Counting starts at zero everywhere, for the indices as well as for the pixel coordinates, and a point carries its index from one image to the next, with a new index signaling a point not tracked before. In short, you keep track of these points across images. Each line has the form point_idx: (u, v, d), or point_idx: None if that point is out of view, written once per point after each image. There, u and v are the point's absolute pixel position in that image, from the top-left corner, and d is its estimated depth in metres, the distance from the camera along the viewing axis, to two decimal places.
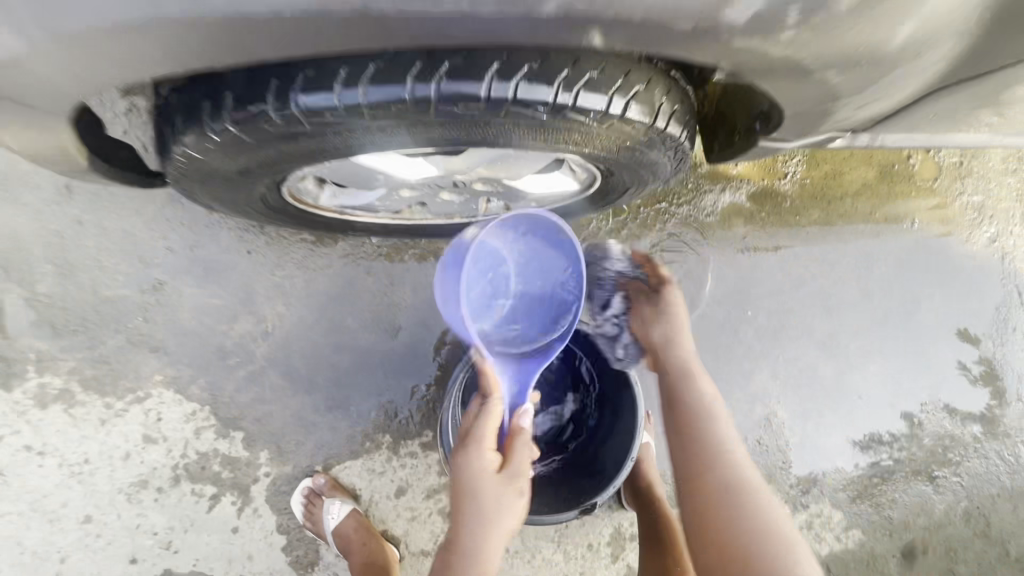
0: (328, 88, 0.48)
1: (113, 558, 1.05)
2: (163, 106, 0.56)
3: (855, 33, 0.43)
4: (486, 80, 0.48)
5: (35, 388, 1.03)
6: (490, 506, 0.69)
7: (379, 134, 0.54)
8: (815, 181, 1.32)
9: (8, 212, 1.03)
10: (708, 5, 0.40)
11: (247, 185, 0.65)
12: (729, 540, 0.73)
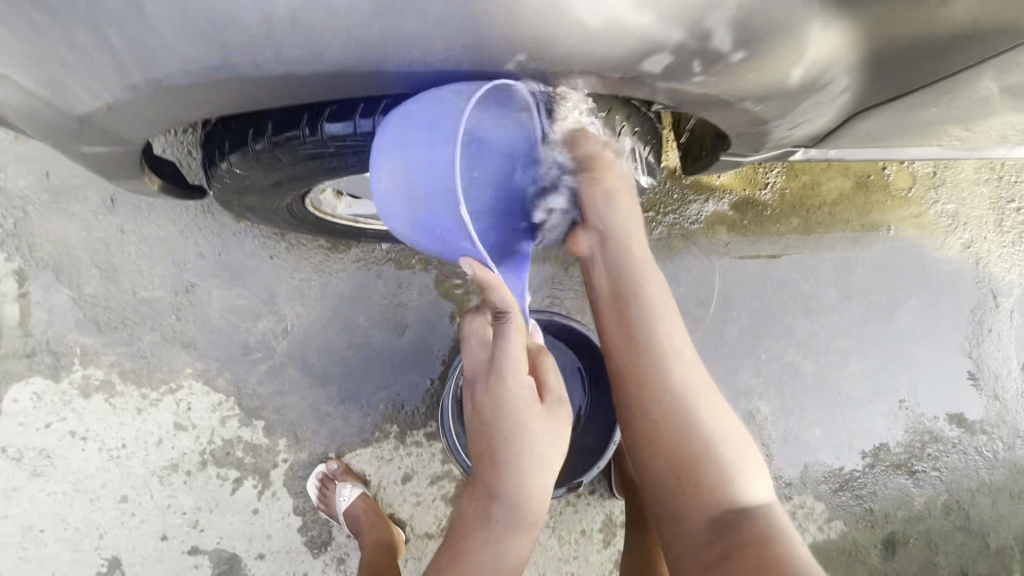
0: (349, 118, 0.59)
1: (145, 535, 1.15)
2: (212, 132, 0.67)
3: (755, 75, 0.53)
4: None
5: (80, 379, 1.15)
6: (537, 444, 0.69)
7: None
8: (794, 191, 1.42)
9: (61, 221, 1.16)
10: (628, 61, 0.50)
11: (280, 194, 0.77)
12: (672, 449, 0.65)
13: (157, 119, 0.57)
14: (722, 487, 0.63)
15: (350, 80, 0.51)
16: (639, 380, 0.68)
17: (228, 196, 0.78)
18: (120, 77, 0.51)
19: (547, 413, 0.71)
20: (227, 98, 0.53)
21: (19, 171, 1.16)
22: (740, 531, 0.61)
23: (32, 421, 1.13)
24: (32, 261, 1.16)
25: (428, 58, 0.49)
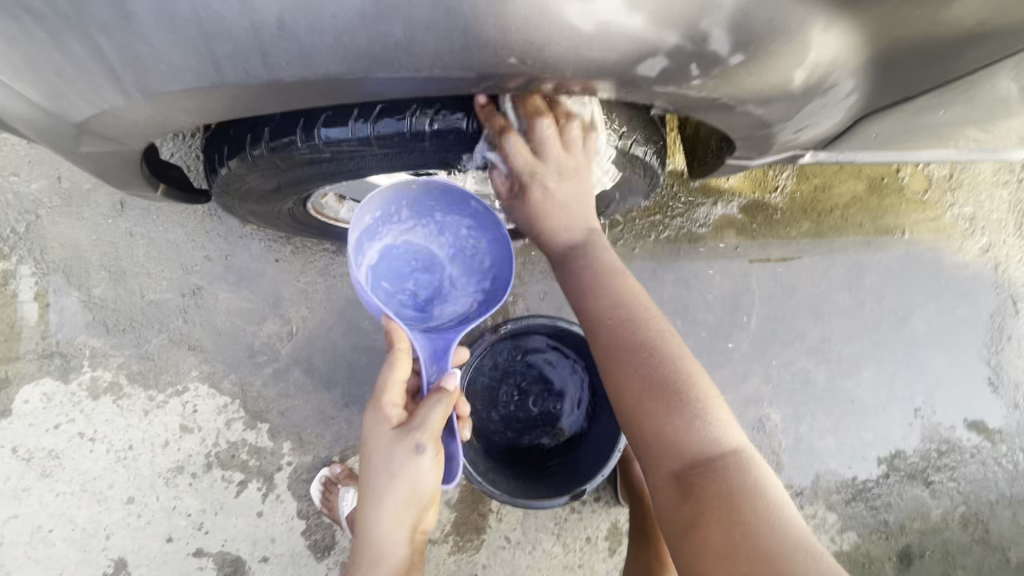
0: (344, 124, 0.59)
1: (151, 537, 1.16)
2: (212, 137, 0.67)
3: (754, 77, 0.52)
4: (470, 115, 0.60)
5: (89, 380, 1.17)
6: (382, 460, 0.75)
7: (383, 159, 0.65)
8: (805, 194, 1.40)
9: (73, 225, 1.18)
10: (623, 66, 0.49)
11: (278, 200, 0.77)
12: (641, 409, 0.67)
13: (156, 126, 0.57)
14: (692, 445, 0.64)
15: (344, 87, 0.51)
16: (604, 341, 0.71)
17: (230, 201, 0.78)
18: (112, 86, 0.51)
19: (393, 438, 0.74)
20: (223, 105, 0.53)
21: (32, 175, 1.18)
22: (709, 490, 0.62)
23: (42, 422, 1.15)
24: (43, 264, 1.17)
25: (420, 64, 0.48)
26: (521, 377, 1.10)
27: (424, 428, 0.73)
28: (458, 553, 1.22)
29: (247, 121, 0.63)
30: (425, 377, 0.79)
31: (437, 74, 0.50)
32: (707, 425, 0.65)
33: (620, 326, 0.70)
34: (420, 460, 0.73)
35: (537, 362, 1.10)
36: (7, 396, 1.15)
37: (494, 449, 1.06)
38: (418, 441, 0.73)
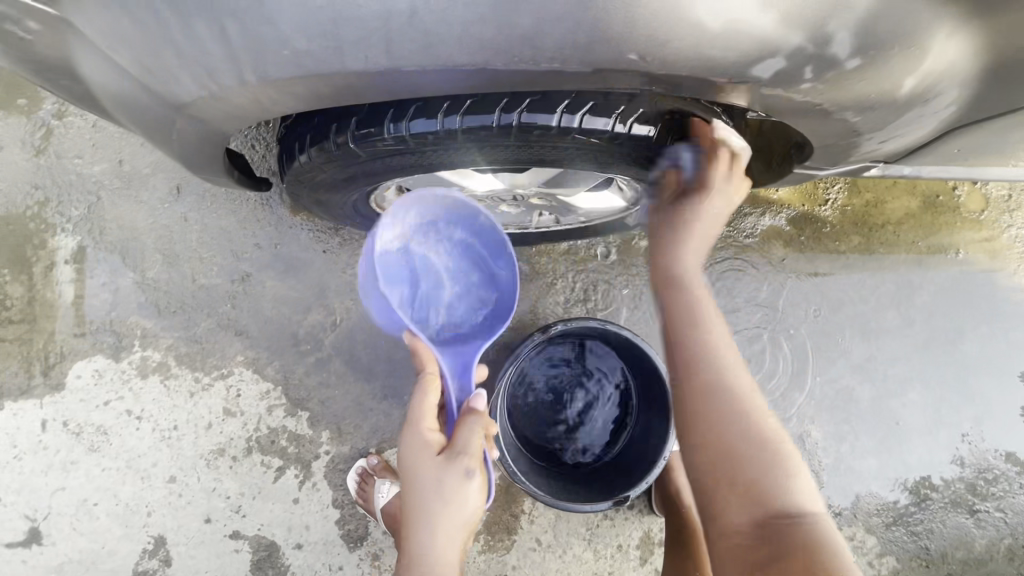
0: (432, 116, 0.60)
1: (189, 517, 1.18)
2: (293, 125, 0.69)
3: (863, 83, 0.54)
4: (557, 112, 0.60)
5: (139, 360, 1.19)
6: (429, 486, 0.72)
7: (464, 151, 0.66)
8: (856, 209, 1.37)
9: (132, 208, 1.22)
10: (737, 66, 0.50)
11: (348, 190, 0.78)
12: (725, 452, 0.67)
13: (257, 113, 0.58)
14: (775, 493, 0.65)
15: (458, 79, 0.52)
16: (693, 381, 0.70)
17: (300, 189, 0.79)
18: (222, 69, 0.52)
19: (441, 460, 0.73)
20: (329, 93, 0.54)
21: (95, 158, 1.22)
22: (790, 539, 0.62)
23: (93, 398, 1.18)
24: (101, 244, 1.21)
25: (541, 57, 0.49)
26: (557, 378, 1.09)
27: (470, 445, 0.73)
28: (489, 552, 1.22)
29: (333, 111, 0.64)
30: (453, 398, 0.81)
31: (555, 68, 0.51)
32: (788, 475, 0.66)
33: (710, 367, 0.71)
34: (471, 482, 0.72)
35: (570, 363, 1.09)
36: (61, 371, 1.18)
37: (538, 450, 1.07)
38: (470, 458, 0.73)
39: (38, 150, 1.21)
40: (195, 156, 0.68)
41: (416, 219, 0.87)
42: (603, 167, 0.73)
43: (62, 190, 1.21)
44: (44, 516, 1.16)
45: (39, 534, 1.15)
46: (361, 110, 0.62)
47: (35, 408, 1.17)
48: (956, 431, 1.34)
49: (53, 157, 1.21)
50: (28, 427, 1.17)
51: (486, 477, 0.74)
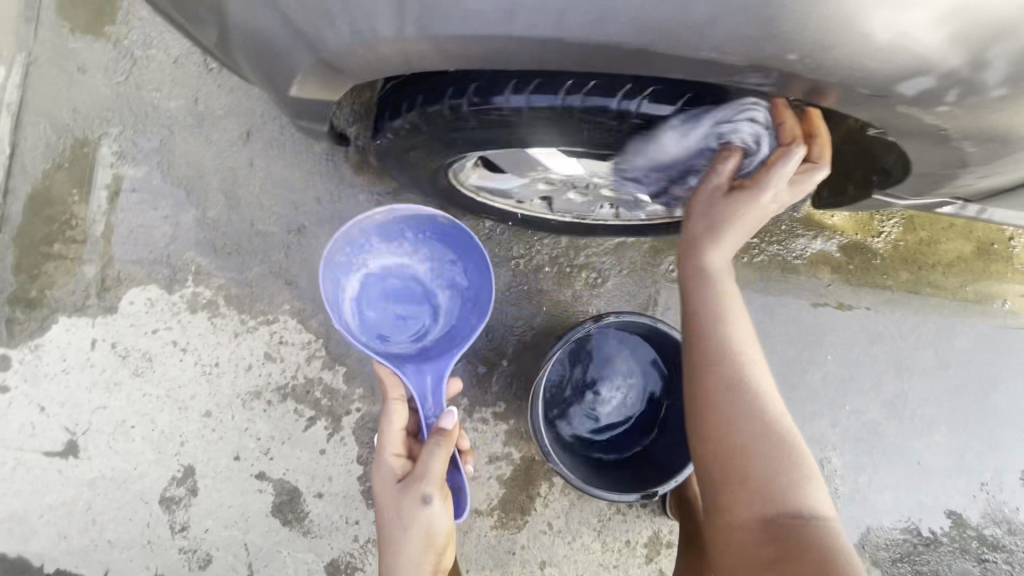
0: (555, 92, 0.62)
1: (220, 452, 1.21)
2: (388, 94, 0.73)
3: (995, 114, 0.58)
4: (677, 104, 0.63)
5: (190, 295, 1.23)
6: (393, 512, 0.85)
7: (571, 128, 0.67)
8: (909, 245, 1.36)
9: (202, 146, 1.24)
10: (889, 79, 0.55)
11: (441, 155, 0.80)
12: (743, 445, 0.69)
13: (400, 67, 0.61)
14: (788, 489, 0.68)
15: (628, 57, 0.55)
16: (716, 378, 0.71)
17: (393, 147, 0.80)
18: (380, 20, 0.55)
19: (401, 490, 0.86)
20: (484, 56, 0.57)
21: (172, 93, 1.24)
22: (796, 535, 0.65)
23: (142, 324, 1.22)
24: (168, 178, 1.24)
25: (705, 46, 0.53)
26: (595, 373, 1.09)
27: (429, 472, 0.85)
28: (501, 528, 1.25)
29: (452, 76, 0.66)
30: (424, 413, 0.92)
31: (713, 57, 0.54)
32: (806, 475, 0.69)
33: (741, 375, 0.71)
34: (428, 507, 0.84)
35: (610, 361, 1.09)
36: (116, 295, 1.22)
37: (575, 441, 1.08)
38: (422, 488, 0.84)
39: (119, 78, 1.24)
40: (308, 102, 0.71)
41: (374, 240, 1.01)
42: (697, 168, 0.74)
43: (137, 120, 1.24)
44: (83, 431, 1.20)
45: (76, 448, 1.20)
46: (483, 77, 0.64)
47: (87, 326, 1.21)
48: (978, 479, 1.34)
49: (133, 87, 1.24)
50: (78, 343, 1.21)
51: (444, 501, 0.85)
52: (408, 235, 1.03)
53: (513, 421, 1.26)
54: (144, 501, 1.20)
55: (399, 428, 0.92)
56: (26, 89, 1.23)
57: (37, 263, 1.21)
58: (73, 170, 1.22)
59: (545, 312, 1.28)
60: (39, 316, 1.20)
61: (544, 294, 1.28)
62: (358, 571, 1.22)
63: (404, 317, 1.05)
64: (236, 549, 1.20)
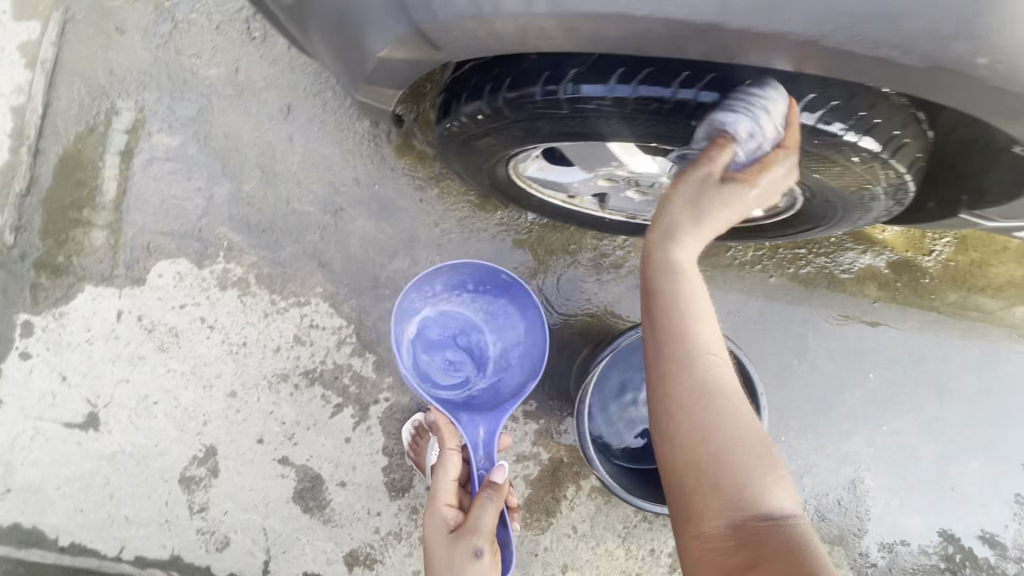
0: (667, 85, 0.60)
1: (244, 434, 1.18)
2: (473, 77, 0.70)
3: None
4: (798, 106, 0.60)
5: (221, 271, 1.19)
6: (443, 563, 0.85)
7: (674, 126, 0.65)
8: (959, 266, 1.32)
9: (240, 118, 1.20)
10: None
11: (514, 145, 0.76)
12: (712, 447, 0.59)
13: (513, 44, 0.58)
14: (759, 492, 0.58)
15: (796, 54, 0.54)
16: (684, 389, 0.60)
17: (457, 134, 0.77)
18: None
19: (452, 540, 0.86)
20: (616, 35, 0.54)
21: (213, 61, 1.20)
22: (769, 541, 0.56)
23: (171, 298, 1.18)
24: (203, 149, 1.20)
25: (884, 43, 0.51)
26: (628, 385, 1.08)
27: (480, 525, 0.86)
28: (525, 529, 1.22)
29: (555, 58, 0.63)
30: (476, 465, 0.98)
31: (886, 57, 0.52)
32: (778, 473, 0.60)
33: (707, 376, 0.61)
34: (478, 562, 0.83)
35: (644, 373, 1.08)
36: (144, 267, 1.18)
37: (611, 451, 1.06)
38: (474, 541, 0.85)
39: (159, 43, 1.19)
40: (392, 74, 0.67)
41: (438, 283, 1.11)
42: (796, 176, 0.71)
43: (176, 87, 1.19)
44: (104, 404, 1.17)
45: (96, 420, 1.17)
46: (589, 62, 0.61)
47: (113, 297, 1.17)
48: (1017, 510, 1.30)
49: (172, 52, 1.20)
50: (103, 314, 1.17)
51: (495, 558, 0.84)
52: (467, 285, 1.14)
53: (543, 420, 1.23)
54: (164, 478, 1.17)
55: (453, 479, 0.95)
56: (62, 47, 1.18)
57: (64, 229, 1.17)
58: (107, 135, 1.18)
59: (583, 311, 1.24)
60: (65, 283, 1.17)
61: (582, 293, 1.25)
62: (377, 563, 1.19)
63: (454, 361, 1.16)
64: (255, 533, 1.18)
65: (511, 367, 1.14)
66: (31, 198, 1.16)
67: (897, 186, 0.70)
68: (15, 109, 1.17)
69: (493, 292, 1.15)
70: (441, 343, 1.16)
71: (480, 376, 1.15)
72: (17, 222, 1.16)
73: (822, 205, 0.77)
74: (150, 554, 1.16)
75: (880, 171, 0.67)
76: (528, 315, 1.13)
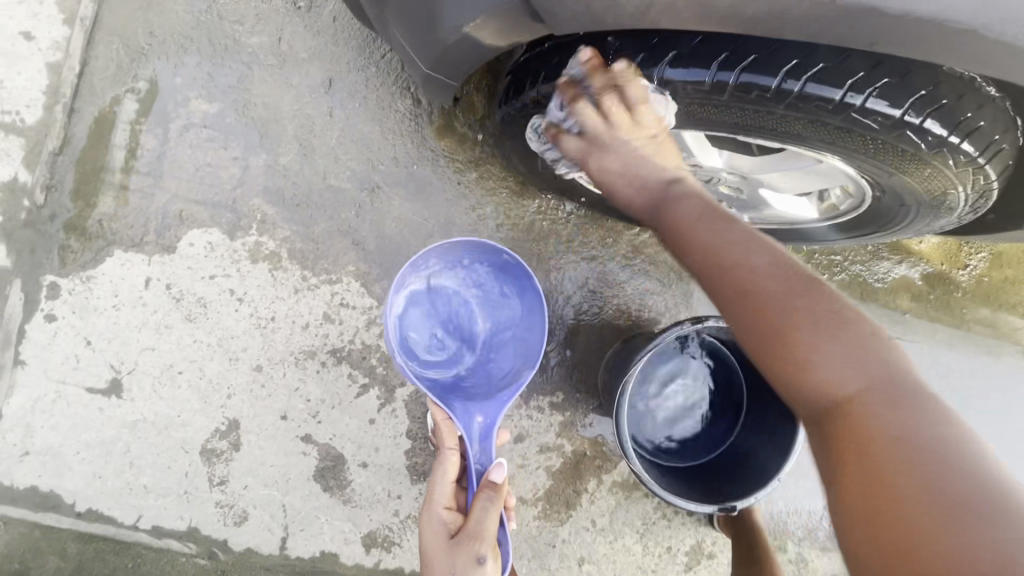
0: (772, 73, 0.60)
1: (268, 409, 1.17)
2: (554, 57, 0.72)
3: None
4: (904, 106, 0.61)
5: (253, 244, 1.17)
6: (443, 568, 0.83)
7: (769, 118, 0.65)
8: (993, 282, 1.31)
9: (280, 88, 1.18)
10: None
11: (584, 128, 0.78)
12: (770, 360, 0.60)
13: (630, 20, 0.57)
14: (833, 381, 0.56)
15: (926, 38, 0.52)
16: (734, 304, 0.62)
17: (527, 115, 0.79)
18: None
19: (453, 547, 0.84)
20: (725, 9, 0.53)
21: (256, 29, 1.18)
22: (855, 433, 0.54)
23: (200, 268, 1.16)
24: (241, 118, 1.17)
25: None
26: (659, 380, 1.08)
27: (482, 530, 0.84)
28: (544, 520, 1.21)
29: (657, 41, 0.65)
30: (473, 459, 0.94)
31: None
32: (858, 356, 0.56)
33: (753, 289, 0.61)
34: (482, 568, 0.82)
35: (675, 369, 1.08)
36: (176, 235, 1.16)
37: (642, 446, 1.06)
38: (474, 547, 0.83)
39: (203, 7, 1.17)
40: (473, 42, 0.65)
41: (436, 259, 1.04)
42: (881, 179, 0.71)
43: (216, 54, 1.17)
44: (128, 370, 1.16)
45: (119, 387, 1.15)
46: (693, 43, 0.63)
47: (142, 263, 1.16)
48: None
49: (215, 17, 1.17)
50: (132, 280, 1.16)
51: (497, 563, 0.83)
52: (463, 256, 1.06)
53: (569, 413, 1.22)
54: (185, 449, 1.16)
55: (450, 480, 0.91)
56: (102, 6, 1.16)
57: (95, 192, 1.15)
58: (144, 98, 1.16)
59: (614, 305, 1.23)
60: (95, 247, 1.15)
61: (615, 287, 1.23)
62: (395, 545, 1.19)
63: (444, 337, 1.10)
64: (273, 509, 1.17)
65: (503, 347, 1.09)
66: (64, 158, 1.14)
67: (979, 196, 0.72)
68: (51, 66, 1.15)
69: (488, 269, 1.08)
70: (431, 317, 1.10)
71: (469, 356, 1.10)
72: (48, 181, 1.14)
73: (896, 208, 0.77)
74: (166, 525, 1.15)
75: (971, 176, 0.68)
76: (524, 295, 1.07)
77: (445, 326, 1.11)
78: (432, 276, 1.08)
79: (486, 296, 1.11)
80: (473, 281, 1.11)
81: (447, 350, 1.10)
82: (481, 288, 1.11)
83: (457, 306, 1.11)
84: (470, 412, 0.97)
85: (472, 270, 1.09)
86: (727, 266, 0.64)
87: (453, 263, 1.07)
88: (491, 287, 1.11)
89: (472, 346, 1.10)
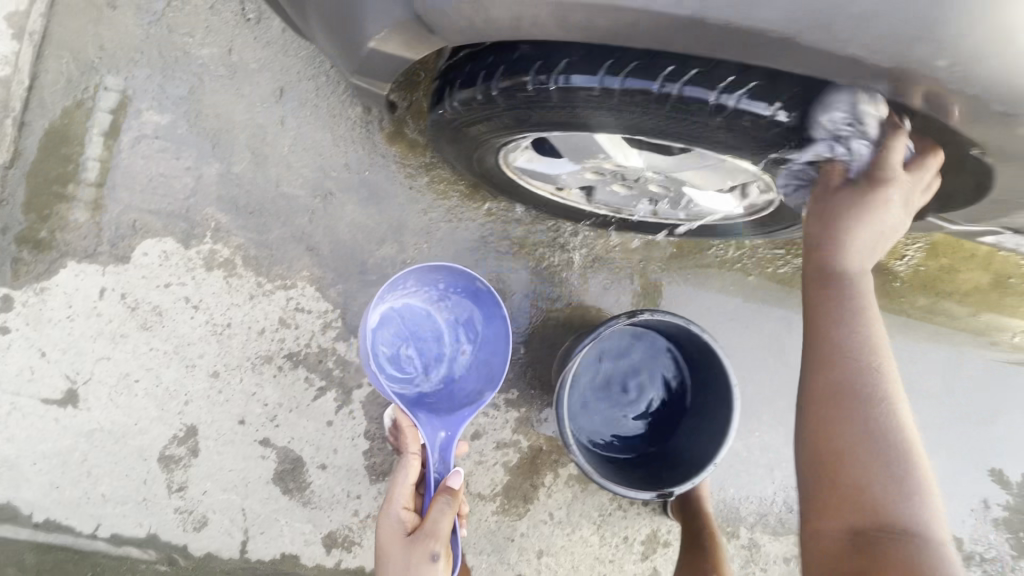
0: (652, 78, 0.65)
1: (226, 414, 1.18)
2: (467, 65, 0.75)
3: None
4: (774, 105, 0.65)
5: (207, 252, 1.19)
6: (399, 563, 0.87)
7: (654, 117, 0.70)
8: (930, 271, 1.36)
9: (231, 99, 1.20)
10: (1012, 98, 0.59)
11: (506, 133, 0.81)
12: (843, 460, 0.66)
13: (513, 27, 0.62)
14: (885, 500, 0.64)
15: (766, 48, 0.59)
16: (840, 395, 0.68)
17: (450, 120, 0.82)
18: None
19: (411, 544, 0.88)
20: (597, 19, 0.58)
21: (206, 41, 1.20)
22: (886, 549, 0.62)
23: (155, 277, 1.18)
24: (193, 129, 1.19)
25: (855, 41, 0.56)
26: (610, 377, 1.11)
27: (438, 529, 0.88)
28: (502, 515, 1.24)
29: (548, 49, 0.67)
30: (432, 469, 0.98)
31: (858, 56, 0.58)
32: (910, 491, 0.65)
33: (862, 396, 0.67)
34: (434, 566, 0.86)
35: (626, 366, 1.12)
36: (129, 245, 1.17)
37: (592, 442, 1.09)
38: (432, 546, 0.87)
39: (153, 21, 1.19)
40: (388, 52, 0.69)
41: (415, 282, 1.08)
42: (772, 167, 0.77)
43: (166, 66, 1.19)
44: (84, 381, 1.16)
45: (76, 397, 1.16)
46: (577, 54, 0.66)
47: (96, 274, 1.17)
48: (983, 506, 1.36)
49: (165, 31, 1.19)
50: (86, 291, 1.17)
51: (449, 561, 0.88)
52: (442, 280, 1.09)
53: (524, 409, 1.25)
54: (143, 457, 1.17)
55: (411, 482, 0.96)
56: (51, 20, 1.17)
57: (48, 204, 1.16)
58: (95, 111, 1.18)
59: (566, 303, 1.27)
60: (48, 258, 1.16)
61: (566, 286, 1.27)
62: (355, 545, 1.20)
63: (415, 357, 1.13)
64: (233, 513, 1.18)
65: (467, 369, 1.13)
66: (15, 171, 1.15)
67: None
68: None
69: (463, 296, 1.13)
70: (404, 337, 1.13)
71: (433, 377, 1.13)
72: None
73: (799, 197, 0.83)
74: (126, 533, 1.16)
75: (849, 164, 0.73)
76: (496, 324, 1.11)
77: (417, 344, 1.13)
78: (407, 295, 1.12)
79: (460, 322, 1.15)
80: (450, 308, 1.15)
81: (413, 368, 1.12)
82: (459, 316, 1.15)
83: (431, 328, 1.15)
84: (432, 423, 1.01)
85: (452, 296, 1.14)
86: (856, 368, 0.68)
87: (431, 284, 1.11)
88: (467, 315, 1.14)
89: (439, 368, 1.13)
